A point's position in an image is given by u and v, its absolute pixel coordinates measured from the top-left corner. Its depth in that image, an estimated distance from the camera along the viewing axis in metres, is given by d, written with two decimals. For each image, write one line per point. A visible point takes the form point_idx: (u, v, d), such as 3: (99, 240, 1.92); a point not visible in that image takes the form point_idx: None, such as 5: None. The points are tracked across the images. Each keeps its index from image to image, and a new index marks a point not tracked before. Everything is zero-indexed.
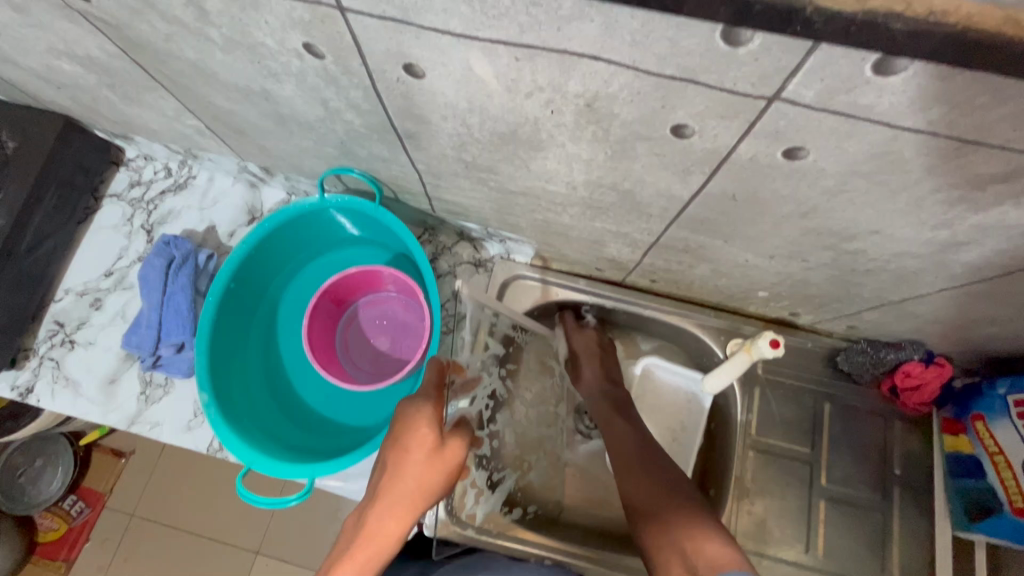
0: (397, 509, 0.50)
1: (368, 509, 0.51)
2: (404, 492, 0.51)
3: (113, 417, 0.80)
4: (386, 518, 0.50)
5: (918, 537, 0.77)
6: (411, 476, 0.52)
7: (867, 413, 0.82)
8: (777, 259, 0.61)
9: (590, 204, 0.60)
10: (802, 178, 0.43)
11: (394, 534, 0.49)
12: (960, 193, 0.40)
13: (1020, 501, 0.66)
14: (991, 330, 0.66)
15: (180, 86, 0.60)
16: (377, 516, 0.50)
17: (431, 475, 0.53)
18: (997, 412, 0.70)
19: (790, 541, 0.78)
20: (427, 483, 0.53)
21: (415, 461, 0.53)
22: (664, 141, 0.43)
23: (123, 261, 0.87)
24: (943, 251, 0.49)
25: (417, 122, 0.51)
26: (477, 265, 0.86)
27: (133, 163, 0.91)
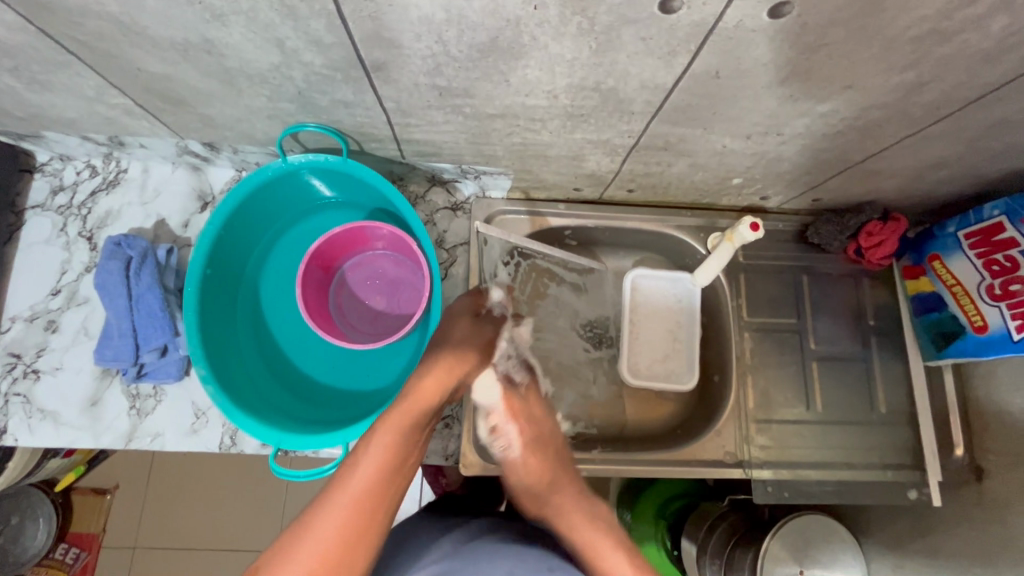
0: (440, 371, 0.63)
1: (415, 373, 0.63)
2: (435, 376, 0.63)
3: (106, 438, 0.75)
4: (438, 369, 0.64)
5: (897, 375, 0.86)
6: (451, 349, 0.66)
7: (840, 278, 0.89)
8: (754, 138, 0.63)
9: (570, 114, 0.59)
10: (784, 38, 0.44)
11: (435, 390, 0.62)
12: (930, 26, 0.42)
13: (979, 319, 0.75)
14: (942, 175, 0.72)
15: (102, 54, 0.53)
16: (422, 373, 0.63)
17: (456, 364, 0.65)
18: (951, 249, 0.78)
19: (792, 403, 0.85)
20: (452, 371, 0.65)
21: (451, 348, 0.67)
22: (650, 21, 0.43)
23: (69, 275, 0.79)
24: (908, 95, 0.52)
25: (387, 48, 0.48)
26: (455, 209, 0.85)
27: (49, 167, 0.81)
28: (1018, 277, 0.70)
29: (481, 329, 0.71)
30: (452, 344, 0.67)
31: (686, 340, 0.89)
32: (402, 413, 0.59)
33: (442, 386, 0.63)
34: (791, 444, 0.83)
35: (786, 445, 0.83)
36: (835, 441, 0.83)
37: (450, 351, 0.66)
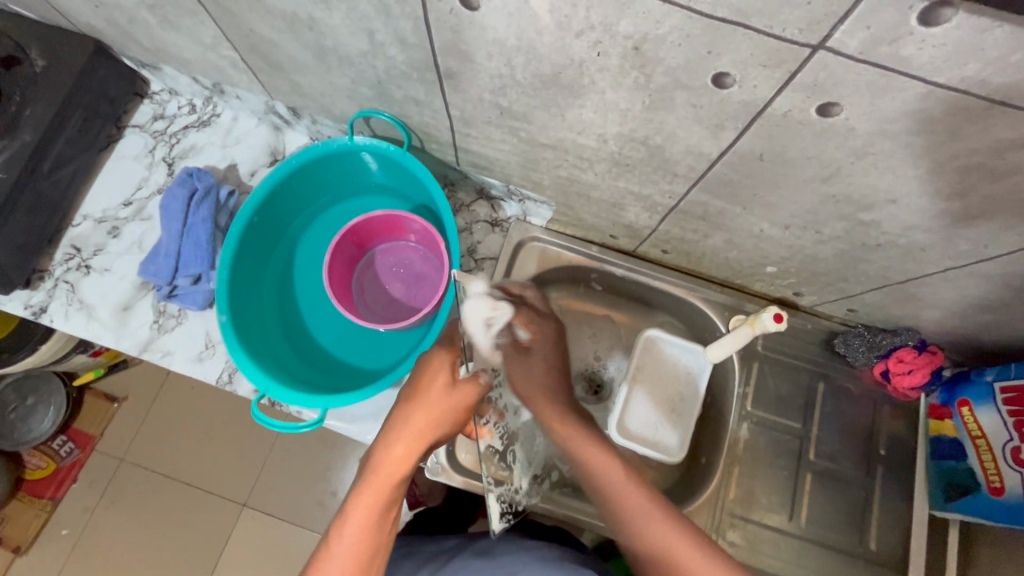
0: (409, 439, 0.58)
1: (382, 436, 0.59)
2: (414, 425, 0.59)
3: (125, 343, 0.81)
4: (403, 433, 0.59)
5: (896, 514, 0.80)
6: (421, 413, 0.60)
7: (858, 396, 0.85)
8: (791, 230, 0.63)
9: (617, 161, 0.61)
10: (831, 137, 0.45)
11: (408, 460, 0.58)
12: (977, 160, 0.42)
13: (997, 480, 0.70)
14: (985, 319, 0.69)
15: (224, 10, 0.61)
16: (391, 442, 0.58)
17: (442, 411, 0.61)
18: (983, 398, 0.73)
19: (775, 508, 0.81)
20: (436, 420, 0.61)
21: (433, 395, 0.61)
22: (702, 91, 0.45)
23: (143, 192, 0.88)
24: (954, 225, 0.51)
25: (461, 60, 0.52)
26: (493, 225, 0.89)
27: (158, 96, 0.91)
28: None
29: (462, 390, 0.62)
30: (432, 396, 0.61)
31: (683, 413, 0.86)
32: (387, 467, 0.57)
33: (422, 443, 0.59)
34: (765, 550, 0.79)
35: (759, 550, 0.79)
36: (810, 563, 0.79)
37: (427, 409, 0.60)
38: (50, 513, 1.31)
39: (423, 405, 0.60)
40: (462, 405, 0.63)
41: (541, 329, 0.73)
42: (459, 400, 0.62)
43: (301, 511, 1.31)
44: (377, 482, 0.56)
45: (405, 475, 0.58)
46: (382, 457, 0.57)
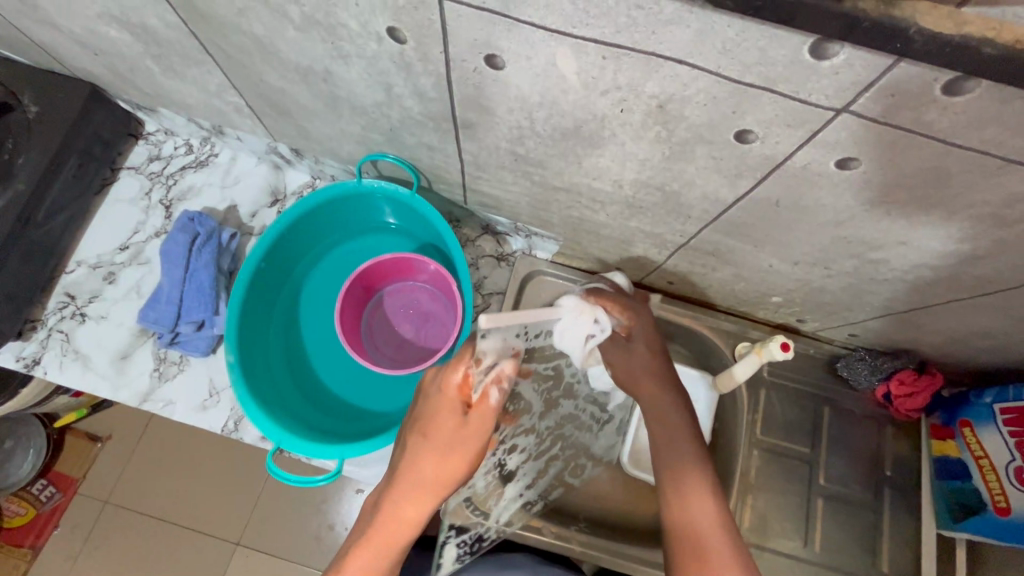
0: (413, 496, 0.56)
1: (385, 493, 0.57)
2: (416, 482, 0.56)
3: (124, 394, 0.79)
4: (405, 486, 0.57)
5: (906, 535, 0.82)
6: (428, 463, 0.57)
7: (862, 418, 0.87)
8: (800, 266, 0.65)
9: (630, 204, 0.62)
10: (848, 186, 0.46)
11: (411, 519, 0.56)
12: (990, 209, 0.44)
13: (1003, 501, 0.71)
14: (984, 344, 0.71)
15: (234, 61, 0.60)
16: (395, 498, 0.56)
17: (448, 467, 0.57)
18: (984, 419, 0.75)
19: (790, 535, 0.82)
20: (442, 475, 0.57)
21: (436, 449, 0.57)
22: (724, 145, 0.46)
23: (139, 235, 0.86)
24: (962, 263, 0.53)
25: (480, 113, 0.53)
26: (499, 259, 0.89)
27: (153, 137, 0.89)
28: None
29: (468, 432, 0.58)
30: (437, 446, 0.57)
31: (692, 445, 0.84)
32: (387, 523, 0.56)
33: (427, 500, 0.57)
34: None
35: None
36: None
37: (432, 463, 0.57)
38: (30, 563, 1.25)
39: (427, 454, 0.57)
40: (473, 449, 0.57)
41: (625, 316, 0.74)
42: (469, 440, 0.58)
43: (298, 549, 1.26)
44: (377, 539, 0.56)
45: (410, 531, 0.57)
46: (385, 512, 0.56)
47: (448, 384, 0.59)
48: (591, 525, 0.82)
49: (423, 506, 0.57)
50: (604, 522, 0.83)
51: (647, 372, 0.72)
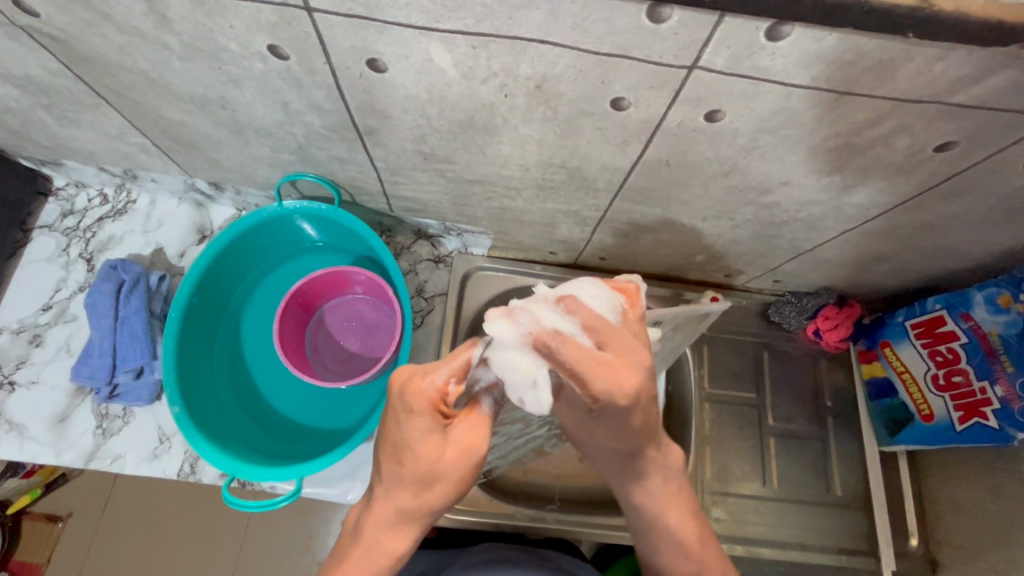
0: (390, 528, 0.52)
1: (362, 526, 0.52)
2: (393, 511, 0.51)
3: (67, 456, 0.76)
4: (385, 517, 0.51)
5: (853, 457, 0.88)
6: (404, 493, 0.49)
7: (799, 357, 0.93)
8: (708, 220, 0.69)
9: (542, 185, 0.65)
10: (721, 137, 0.51)
11: (393, 549, 0.52)
12: (843, 140, 0.49)
13: (926, 408, 0.78)
14: (886, 268, 0.78)
15: (128, 101, 0.60)
16: (372, 530, 0.52)
17: (433, 495, 0.49)
18: (900, 338, 0.82)
19: (749, 477, 0.86)
20: (426, 500, 0.50)
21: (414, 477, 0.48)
22: (604, 115, 0.49)
23: (62, 293, 0.83)
24: (839, 194, 0.58)
25: (378, 117, 0.55)
26: (437, 261, 0.91)
27: (63, 192, 0.86)
28: (959, 369, 0.73)
29: (455, 446, 0.47)
30: (412, 476, 0.48)
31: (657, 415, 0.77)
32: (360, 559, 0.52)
33: (409, 527, 0.52)
34: (749, 519, 0.84)
35: (742, 519, 0.84)
36: (789, 520, 0.84)
37: (408, 496, 0.49)
38: None
39: (404, 482, 0.49)
40: (460, 474, 0.48)
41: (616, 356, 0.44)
42: (455, 463, 0.47)
43: None
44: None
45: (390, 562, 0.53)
46: (363, 548, 0.52)
47: (421, 403, 0.45)
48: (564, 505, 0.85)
49: (407, 535, 0.52)
50: (577, 500, 0.86)
51: (617, 445, 0.54)
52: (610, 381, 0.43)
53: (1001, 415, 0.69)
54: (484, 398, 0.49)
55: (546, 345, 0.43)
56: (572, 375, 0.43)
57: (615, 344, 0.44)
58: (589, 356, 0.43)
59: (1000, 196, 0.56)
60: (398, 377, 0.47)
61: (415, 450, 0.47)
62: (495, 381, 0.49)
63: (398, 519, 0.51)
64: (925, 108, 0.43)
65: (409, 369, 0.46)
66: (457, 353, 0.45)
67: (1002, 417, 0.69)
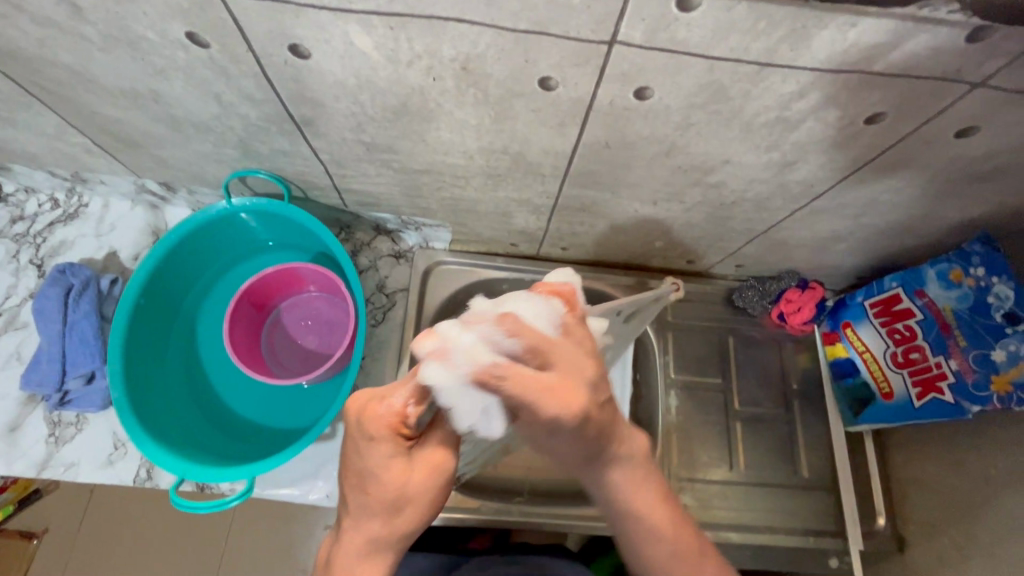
0: (363, 571, 0.46)
1: (330, 569, 0.46)
2: (361, 549, 0.46)
3: (18, 466, 0.74)
4: (356, 551, 0.46)
5: (819, 439, 0.88)
6: (375, 525, 0.45)
7: (764, 341, 0.93)
8: (660, 204, 0.69)
9: (489, 173, 0.65)
10: (654, 115, 0.50)
11: None
12: (775, 114, 0.49)
13: (886, 386, 0.79)
14: (842, 249, 0.78)
15: (60, 98, 0.59)
16: (343, 574, 0.46)
17: (406, 522, 0.45)
18: (860, 318, 0.81)
19: (717, 462, 0.86)
20: (400, 529, 0.46)
21: (383, 506, 0.45)
22: (534, 95, 0.49)
23: (12, 300, 0.82)
24: (781, 172, 0.58)
25: (312, 106, 0.54)
26: (398, 257, 0.90)
27: (13, 197, 0.84)
28: (916, 346, 0.73)
29: (422, 466, 0.45)
30: (382, 503, 0.44)
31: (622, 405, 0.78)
32: None
33: (383, 564, 0.47)
34: (717, 504, 0.84)
35: (710, 505, 0.83)
36: (757, 504, 0.84)
37: (378, 527, 0.45)
38: None
39: (372, 512, 0.45)
40: (432, 494, 0.45)
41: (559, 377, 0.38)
42: (425, 484, 0.45)
43: None
44: None
45: None
46: None
47: (380, 427, 0.43)
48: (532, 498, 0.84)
49: (381, 573, 0.47)
50: (546, 492, 0.85)
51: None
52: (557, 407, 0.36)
53: (956, 389, 0.69)
54: (451, 412, 0.47)
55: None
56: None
57: (558, 362, 0.38)
58: (596, 340, 0.57)
59: (939, 168, 0.56)
60: (353, 405, 0.44)
61: (381, 477, 0.44)
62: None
63: (371, 549, 0.47)
64: (848, 78, 0.43)
65: (362, 396, 0.44)
66: (415, 371, 0.44)
67: (957, 390, 0.69)
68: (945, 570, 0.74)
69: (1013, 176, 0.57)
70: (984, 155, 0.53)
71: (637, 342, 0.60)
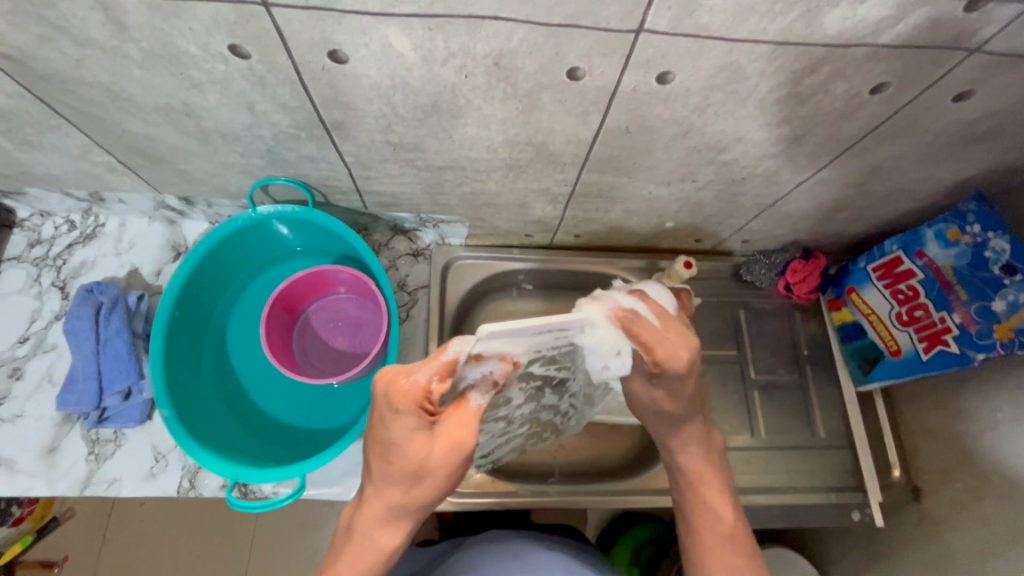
0: (384, 524, 0.53)
1: (356, 519, 0.53)
2: (381, 507, 0.52)
3: (61, 486, 0.75)
4: (376, 513, 0.52)
5: (833, 401, 0.92)
6: (394, 487, 0.51)
7: (773, 312, 0.96)
8: (673, 185, 0.72)
9: (510, 165, 0.67)
10: (674, 98, 0.53)
11: (385, 545, 0.53)
12: (787, 90, 0.52)
13: (893, 344, 0.82)
14: (844, 217, 0.82)
15: (90, 117, 0.60)
16: (365, 526, 0.52)
17: (424, 487, 0.51)
18: (864, 282, 0.85)
19: (738, 430, 0.90)
20: (417, 495, 0.51)
21: (402, 471, 0.50)
22: (562, 86, 0.52)
23: (38, 324, 0.82)
24: (791, 145, 0.62)
25: (344, 110, 0.56)
26: (416, 255, 0.92)
27: (29, 222, 0.85)
28: (920, 304, 0.77)
29: (437, 443, 0.49)
30: (400, 472, 0.50)
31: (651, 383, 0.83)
32: (352, 555, 0.52)
33: (401, 523, 0.53)
34: (742, 470, 0.87)
35: (735, 471, 0.87)
36: (779, 466, 0.88)
37: (395, 490, 0.51)
38: None
39: (393, 481, 0.51)
40: (448, 468, 0.50)
41: (675, 337, 0.59)
42: (443, 458, 0.49)
43: None
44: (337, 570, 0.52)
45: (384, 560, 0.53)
46: (358, 542, 0.53)
47: (406, 402, 0.48)
48: (565, 478, 0.87)
49: (397, 533, 0.53)
50: (577, 472, 0.88)
51: (672, 409, 0.64)
52: (670, 350, 0.57)
53: (961, 340, 0.73)
54: (472, 392, 0.51)
55: (623, 320, 0.59)
56: (640, 346, 0.58)
57: (666, 335, 0.59)
58: (655, 332, 0.58)
59: (936, 132, 0.60)
60: (382, 378, 0.49)
61: (399, 448, 0.49)
62: (482, 376, 0.51)
63: (391, 516, 0.52)
64: (856, 52, 0.47)
65: (391, 371, 0.49)
66: (440, 352, 0.48)
67: (962, 341, 0.72)
68: (961, 512, 0.78)
69: (1003, 136, 0.61)
70: (978, 118, 0.57)
71: (695, 339, 0.59)
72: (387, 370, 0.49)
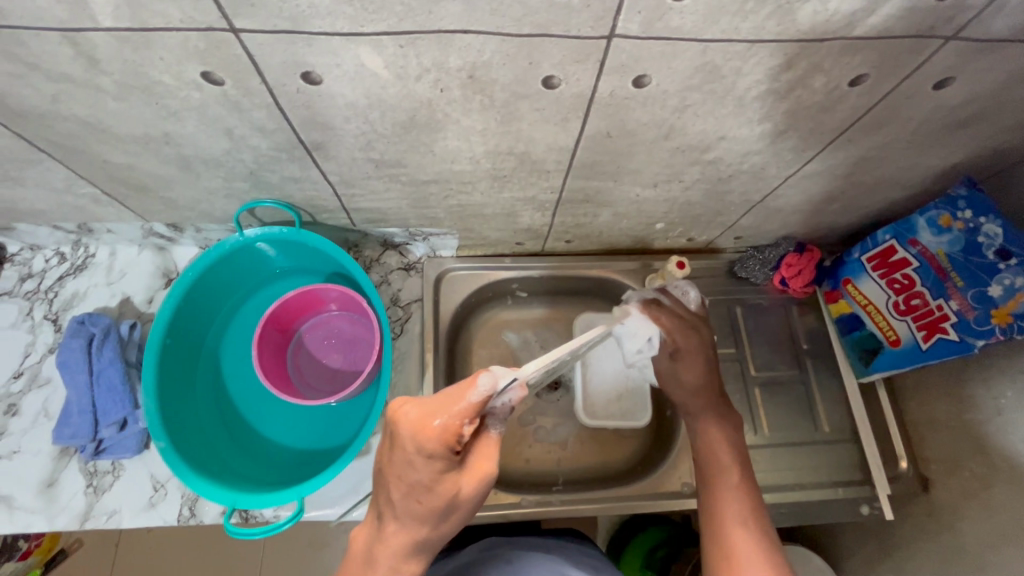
0: (410, 555, 0.54)
1: (381, 554, 0.54)
2: (407, 542, 0.53)
3: (61, 521, 0.75)
4: (400, 549, 0.54)
5: (836, 394, 0.91)
6: (424, 524, 0.52)
7: (771, 308, 0.96)
8: (660, 186, 0.71)
9: (494, 175, 0.67)
10: (653, 102, 0.53)
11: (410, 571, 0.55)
12: (766, 86, 0.51)
13: (892, 334, 0.82)
14: (835, 209, 0.81)
15: (71, 151, 0.60)
16: (392, 557, 0.54)
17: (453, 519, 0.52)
18: (859, 273, 0.84)
19: (742, 428, 0.89)
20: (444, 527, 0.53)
21: (436, 510, 0.51)
22: (539, 95, 0.51)
23: (32, 357, 0.82)
24: (775, 140, 0.61)
25: (323, 130, 0.56)
26: (408, 269, 0.91)
27: (19, 257, 0.84)
28: (916, 293, 0.76)
29: (466, 479, 0.50)
30: (433, 510, 0.51)
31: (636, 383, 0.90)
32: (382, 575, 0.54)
33: (423, 552, 0.55)
34: None
35: None
36: (784, 463, 0.87)
37: (423, 526, 0.52)
38: None
39: (424, 517, 0.51)
40: (477, 499, 0.51)
41: None
42: (474, 493, 0.50)
43: None
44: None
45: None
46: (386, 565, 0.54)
47: (437, 447, 0.47)
48: (568, 486, 0.87)
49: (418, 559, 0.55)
50: (581, 480, 0.88)
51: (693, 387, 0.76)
52: None
53: (960, 327, 0.71)
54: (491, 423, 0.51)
55: None
56: None
57: None
58: None
59: (920, 120, 0.59)
60: (407, 423, 0.48)
61: (430, 488, 0.49)
62: (502, 407, 0.50)
63: (414, 547, 0.54)
64: (831, 46, 0.46)
65: (416, 413, 0.48)
66: (473, 392, 0.46)
67: (961, 329, 0.71)
68: (972, 500, 0.77)
69: (987, 121, 0.61)
70: (960, 104, 0.57)
71: None
72: (405, 410, 0.48)
